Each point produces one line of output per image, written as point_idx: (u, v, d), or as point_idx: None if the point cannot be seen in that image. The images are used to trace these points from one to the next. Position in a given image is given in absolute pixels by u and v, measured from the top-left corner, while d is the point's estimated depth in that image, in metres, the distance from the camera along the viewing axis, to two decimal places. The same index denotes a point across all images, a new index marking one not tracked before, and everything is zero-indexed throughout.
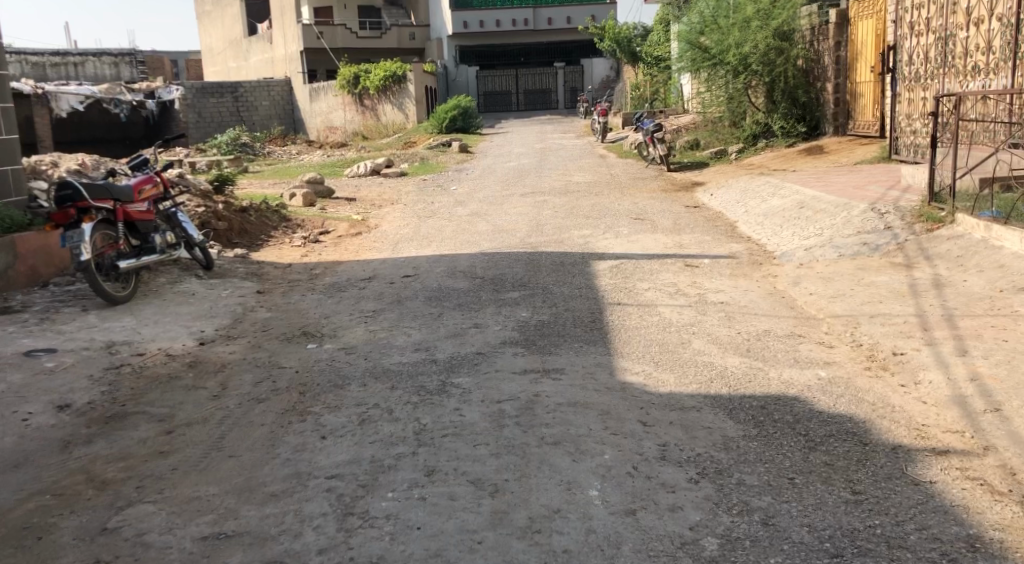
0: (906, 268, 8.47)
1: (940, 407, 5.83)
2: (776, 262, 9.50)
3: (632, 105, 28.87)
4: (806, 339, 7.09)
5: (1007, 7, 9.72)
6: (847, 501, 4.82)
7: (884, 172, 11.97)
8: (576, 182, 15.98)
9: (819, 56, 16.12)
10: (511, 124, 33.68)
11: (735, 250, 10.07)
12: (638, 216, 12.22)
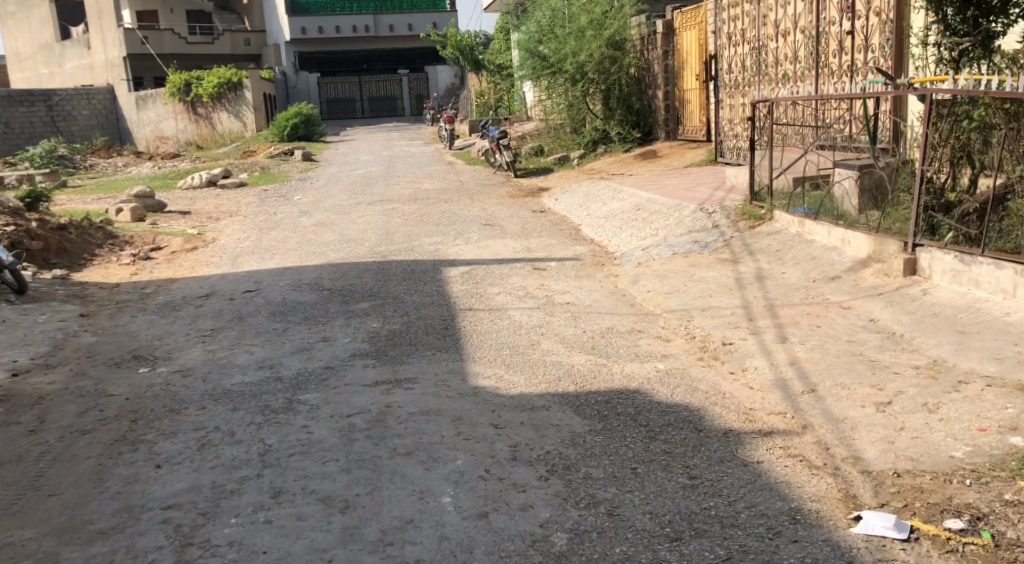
0: (732, 263, 9.08)
1: (764, 390, 6.23)
2: (618, 261, 10.01)
3: (478, 113, 29.29)
4: (646, 333, 7.47)
5: (808, 21, 10.55)
6: (684, 487, 5.09)
7: (712, 174, 12.73)
8: (425, 190, 16.19)
9: (649, 65, 16.87)
10: (358, 132, 33.54)
11: (580, 252, 10.51)
12: (488, 221, 12.60)
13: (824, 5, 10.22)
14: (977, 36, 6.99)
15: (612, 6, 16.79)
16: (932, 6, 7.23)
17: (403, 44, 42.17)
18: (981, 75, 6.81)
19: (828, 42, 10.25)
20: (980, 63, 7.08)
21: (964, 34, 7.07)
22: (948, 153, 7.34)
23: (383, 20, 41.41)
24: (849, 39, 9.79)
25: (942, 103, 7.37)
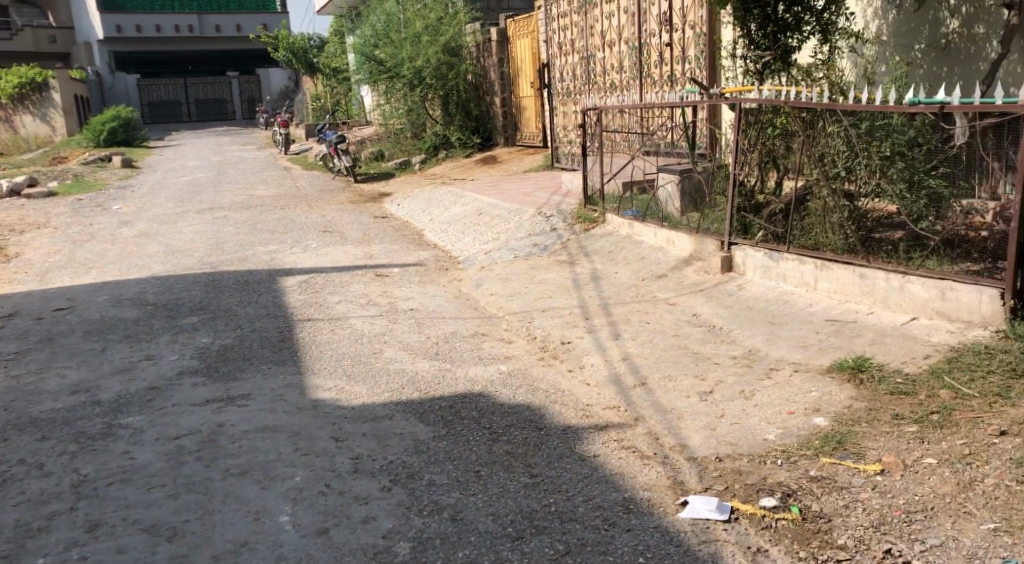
0: (570, 264, 9.27)
1: (599, 387, 6.28)
2: (460, 266, 10.16)
3: (314, 117, 28.90)
4: (490, 337, 7.44)
5: (631, 33, 11.10)
6: (525, 486, 5.06)
7: (549, 179, 13.10)
8: (260, 196, 15.95)
9: (486, 72, 17.23)
10: (189, 136, 32.50)
11: (423, 257, 10.66)
12: (327, 228, 12.59)
13: (644, 19, 10.79)
14: (777, 50, 7.61)
15: (447, 13, 17.22)
16: (736, 20, 7.73)
17: (232, 47, 41.34)
18: (782, 86, 7.47)
19: (649, 53, 10.80)
20: (780, 74, 7.73)
21: (766, 48, 7.65)
22: (756, 157, 7.56)
23: (209, 20, 40.11)
24: (668, 51, 10.39)
25: (748, 109, 7.59)
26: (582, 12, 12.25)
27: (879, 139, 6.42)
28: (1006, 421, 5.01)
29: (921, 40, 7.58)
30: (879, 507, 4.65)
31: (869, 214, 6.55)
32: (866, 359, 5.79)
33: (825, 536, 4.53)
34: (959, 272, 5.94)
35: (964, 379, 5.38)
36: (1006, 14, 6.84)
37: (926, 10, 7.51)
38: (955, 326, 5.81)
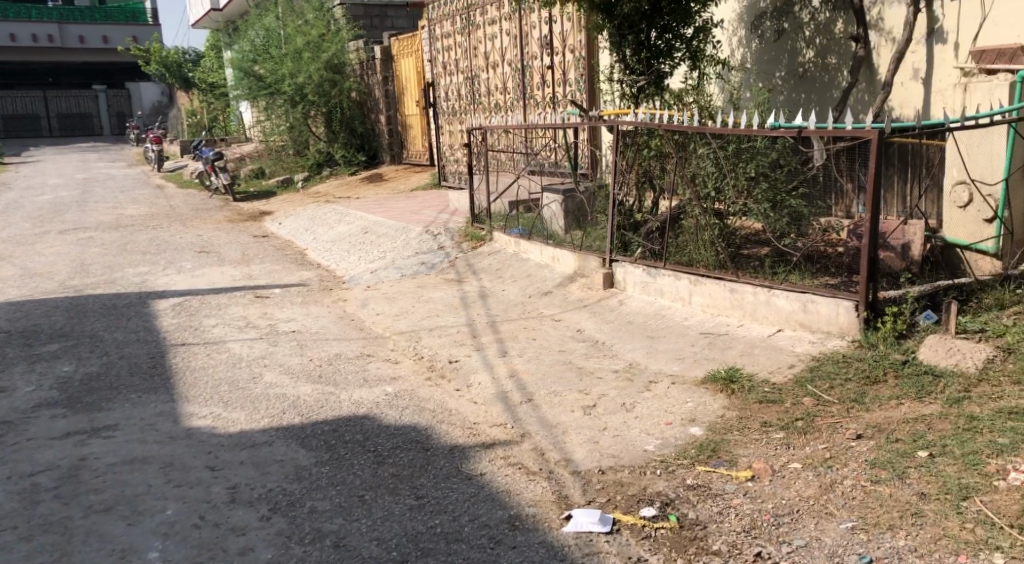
0: (457, 282, 9.28)
1: (487, 405, 6.18)
2: (344, 285, 10.05)
3: (189, 133, 28.23)
4: (375, 358, 7.29)
5: (513, 54, 11.33)
6: (411, 508, 4.97)
7: (435, 198, 13.16)
8: (129, 215, 15.56)
9: (370, 90, 17.25)
10: (56, 152, 31.33)
11: (305, 276, 10.58)
12: (202, 248, 12.38)
13: (526, 41, 11.03)
14: (651, 75, 7.87)
15: (328, 31, 17.14)
16: (612, 46, 7.97)
17: (100, 61, 40.28)
18: (657, 110, 7.74)
19: (532, 75, 11.08)
20: (654, 98, 8.01)
21: (640, 73, 7.88)
22: (633, 177, 7.72)
23: (72, 31, 38.22)
24: (549, 73, 10.67)
25: (624, 131, 7.72)
26: (465, 32, 12.44)
27: (744, 161, 6.72)
28: (863, 425, 5.22)
29: (781, 68, 8.05)
30: (750, 511, 4.74)
31: (737, 232, 6.80)
32: (737, 369, 5.99)
33: (702, 542, 4.57)
34: (819, 285, 6.31)
35: (824, 387, 5.61)
36: (854, 47, 7.32)
37: (785, 41, 7.96)
38: (815, 336, 6.11)
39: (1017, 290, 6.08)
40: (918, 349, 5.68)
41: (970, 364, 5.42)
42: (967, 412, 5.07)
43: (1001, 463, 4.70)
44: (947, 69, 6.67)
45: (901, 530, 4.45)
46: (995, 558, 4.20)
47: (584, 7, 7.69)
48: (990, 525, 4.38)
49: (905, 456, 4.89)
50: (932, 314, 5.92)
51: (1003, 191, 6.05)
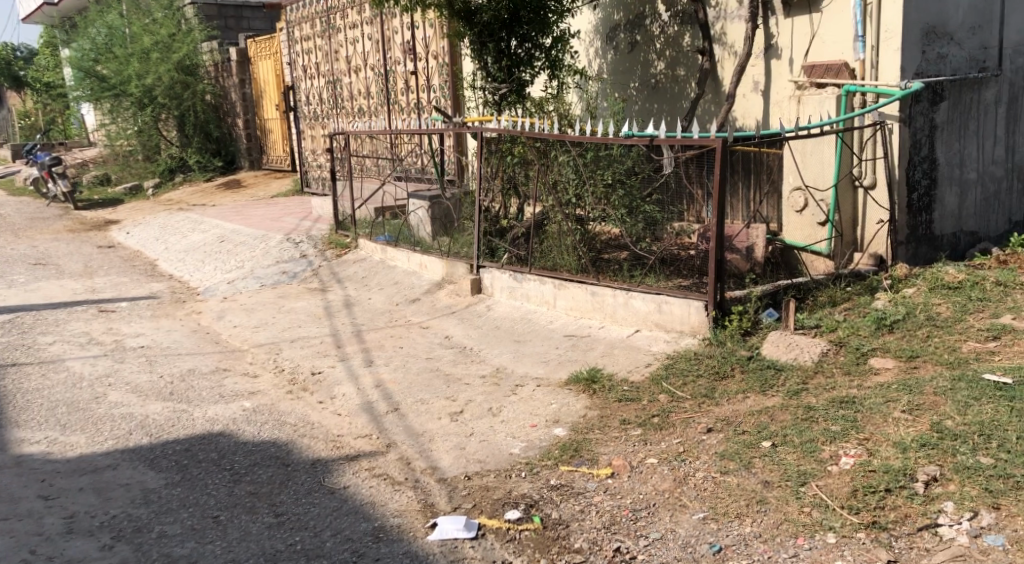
0: (320, 292, 9.13)
1: (351, 416, 6.07)
2: (198, 296, 9.73)
3: (22, 135, 27.01)
4: (231, 372, 7.10)
5: (375, 59, 11.41)
6: (269, 526, 4.79)
7: (298, 205, 13.03)
8: None
9: (225, 92, 16.96)
10: None
11: (155, 289, 10.21)
12: (39, 262, 11.82)
13: (389, 46, 11.11)
14: (512, 83, 8.08)
15: (179, 30, 16.66)
16: (474, 53, 8.15)
17: None
18: (518, 118, 8.01)
19: (395, 80, 11.17)
20: (516, 106, 8.23)
21: (502, 81, 8.10)
22: (498, 185, 7.80)
23: None
24: (413, 79, 10.78)
25: (487, 139, 7.81)
26: (326, 35, 12.40)
27: (602, 168, 6.96)
28: (713, 419, 5.39)
29: (635, 78, 8.38)
30: (610, 507, 4.78)
31: (598, 237, 7.02)
32: (597, 370, 6.11)
33: (565, 542, 4.56)
34: (672, 286, 6.57)
35: (678, 384, 5.80)
36: (700, 60, 7.70)
37: (638, 53, 8.31)
38: (669, 336, 6.35)
39: (848, 288, 6.48)
40: (761, 345, 5.98)
41: (807, 358, 5.72)
42: (804, 403, 5.31)
43: (834, 449, 4.88)
44: (783, 83, 7.10)
45: (748, 518, 4.54)
46: (830, 537, 4.32)
47: (445, 14, 7.92)
48: (824, 508, 4.49)
49: (750, 447, 5.04)
50: (773, 313, 6.24)
51: (832, 196, 6.58)
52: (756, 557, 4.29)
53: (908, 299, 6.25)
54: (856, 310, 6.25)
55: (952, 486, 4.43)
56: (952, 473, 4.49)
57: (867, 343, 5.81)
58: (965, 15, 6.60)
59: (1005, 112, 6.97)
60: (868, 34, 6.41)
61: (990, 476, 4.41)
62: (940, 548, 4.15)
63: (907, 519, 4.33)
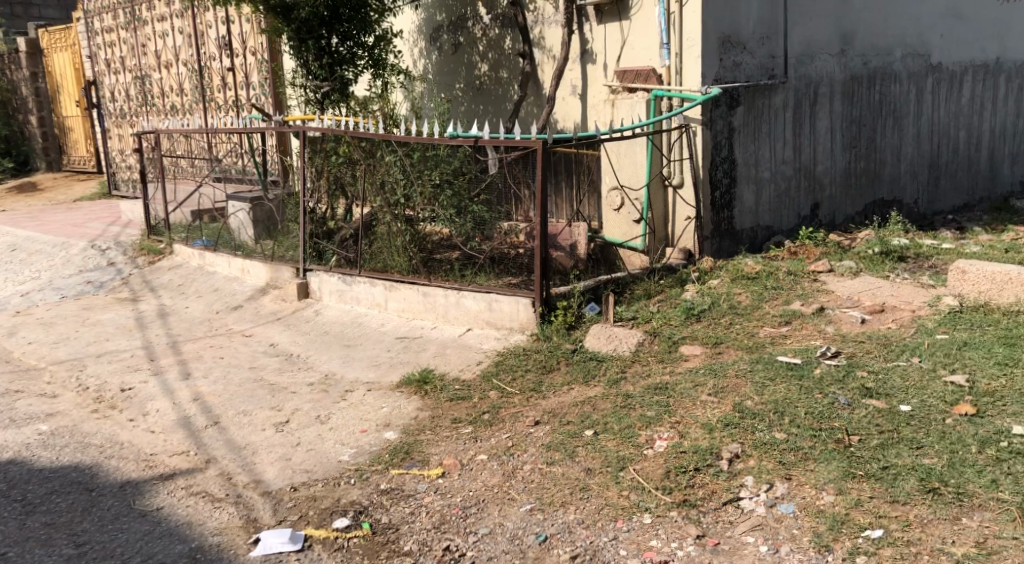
0: (131, 301, 8.49)
1: (166, 433, 5.74)
2: None
3: None
4: (25, 394, 6.42)
5: (188, 55, 11.21)
6: (68, 559, 4.53)
7: (103, 209, 12.45)
8: None
9: (15, 87, 15.99)
10: None
11: None
12: None
13: (202, 41, 10.91)
14: (335, 82, 8.14)
15: None
16: (293, 50, 8.09)
17: None
18: (342, 116, 7.97)
19: (211, 76, 10.99)
20: (340, 105, 8.27)
21: (324, 79, 8.13)
22: (324, 186, 7.69)
23: None
24: (230, 76, 10.63)
25: (311, 139, 7.70)
26: (131, 28, 12.08)
27: (428, 168, 7.00)
28: (540, 412, 5.54)
29: (460, 79, 8.63)
30: (439, 507, 4.81)
31: (428, 237, 7.01)
32: (429, 371, 6.08)
33: (395, 546, 4.58)
34: (502, 285, 6.64)
35: (507, 379, 5.92)
36: (522, 63, 7.97)
37: (461, 54, 8.54)
38: (499, 333, 6.49)
39: (661, 281, 6.84)
40: (585, 338, 6.23)
41: (625, 348, 6.03)
42: (623, 391, 5.59)
43: (649, 433, 5.16)
44: (598, 87, 7.43)
45: (572, 505, 4.72)
46: (645, 518, 4.56)
47: (261, 10, 7.78)
48: (641, 490, 4.73)
49: (574, 437, 5.23)
50: (595, 307, 6.53)
51: (646, 195, 7.02)
52: (578, 544, 4.47)
53: (713, 289, 6.68)
54: (669, 301, 6.62)
55: (752, 461, 4.77)
56: (751, 449, 4.83)
57: (678, 332, 6.17)
58: (756, 26, 7.08)
59: (792, 115, 7.50)
60: (673, 42, 6.83)
61: (784, 450, 4.77)
62: (741, 520, 4.46)
63: (712, 495, 4.63)
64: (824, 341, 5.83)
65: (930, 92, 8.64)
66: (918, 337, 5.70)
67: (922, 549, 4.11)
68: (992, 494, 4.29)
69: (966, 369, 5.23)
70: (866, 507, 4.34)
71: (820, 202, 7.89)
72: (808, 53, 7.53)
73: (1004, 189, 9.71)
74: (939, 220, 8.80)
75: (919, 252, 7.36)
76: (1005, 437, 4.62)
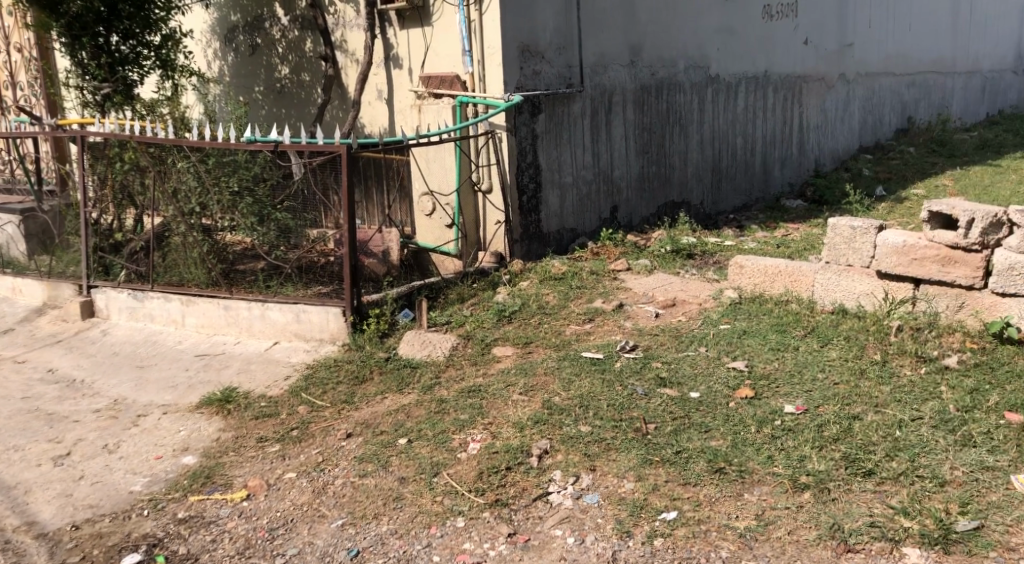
0: None
1: None
2: None
3: None
4: None
5: None
6: None
7: None
8: None
9: None
10: None
11: None
12: None
13: None
14: (116, 82, 7.78)
15: None
16: (65, 47, 7.67)
17: None
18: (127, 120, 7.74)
19: None
20: (123, 107, 7.95)
21: (104, 80, 7.75)
22: (109, 195, 7.09)
23: None
24: None
25: (90, 144, 7.03)
26: None
27: (225, 174, 6.61)
28: (352, 424, 5.44)
29: (259, 82, 8.54)
30: (244, 531, 4.67)
31: (229, 248, 6.75)
32: (232, 390, 5.84)
33: None
34: (311, 295, 6.49)
35: (317, 393, 5.78)
36: (323, 66, 7.90)
37: (259, 56, 8.45)
38: (309, 345, 6.38)
39: (474, 285, 6.92)
40: (398, 346, 6.20)
41: (439, 353, 6.04)
42: (437, 397, 5.58)
43: (462, 437, 5.16)
44: (404, 92, 7.51)
45: (384, 517, 4.67)
46: (458, 522, 4.57)
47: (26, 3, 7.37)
48: (454, 494, 4.73)
49: (387, 446, 5.17)
50: (408, 313, 6.54)
51: (456, 200, 7.12)
52: (391, 555, 4.43)
53: (523, 291, 6.82)
54: (482, 304, 6.68)
55: (560, 456, 4.87)
56: (559, 444, 4.94)
57: (490, 334, 6.24)
58: (553, 35, 7.28)
59: (589, 123, 7.75)
60: (474, 49, 6.95)
61: (588, 442, 4.90)
62: (550, 514, 4.53)
63: (523, 492, 4.68)
64: (624, 336, 6.05)
65: (710, 101, 9.09)
66: (704, 328, 6.02)
67: (710, 526, 4.31)
68: (768, 469, 4.57)
69: (745, 356, 5.58)
70: (662, 491, 4.52)
71: (617, 205, 8.19)
72: (601, 63, 7.81)
73: (777, 190, 10.29)
74: (723, 220, 9.30)
75: (705, 249, 7.74)
76: (779, 416, 4.95)
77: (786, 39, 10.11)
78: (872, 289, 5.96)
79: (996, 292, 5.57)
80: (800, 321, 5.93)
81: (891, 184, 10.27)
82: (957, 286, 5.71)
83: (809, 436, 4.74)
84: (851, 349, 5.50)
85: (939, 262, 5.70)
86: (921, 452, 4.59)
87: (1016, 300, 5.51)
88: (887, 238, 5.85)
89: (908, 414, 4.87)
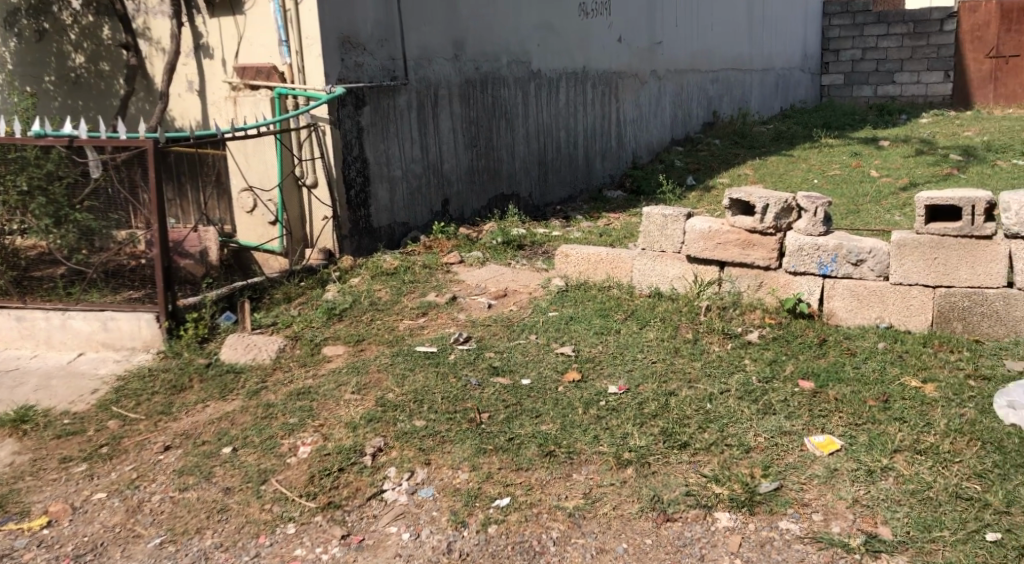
0: None
1: None
2: None
3: None
4: None
5: None
6: None
7: None
8: None
9: None
10: None
11: None
12: None
13: None
14: None
15: None
16: None
17: None
18: None
19: None
20: None
21: None
22: None
23: None
24: None
25: None
26: None
27: (12, 173, 6.02)
28: (170, 436, 5.07)
29: (49, 72, 7.89)
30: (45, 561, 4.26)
31: (22, 252, 6.20)
32: (29, 408, 5.35)
33: None
34: (120, 301, 6.07)
35: (130, 405, 5.37)
36: (126, 55, 7.44)
37: (47, 42, 7.83)
38: (119, 355, 5.95)
39: (301, 283, 6.64)
40: (219, 351, 5.85)
41: (265, 356, 5.73)
42: (264, 401, 5.27)
43: (292, 441, 4.89)
44: (217, 83, 7.17)
45: (207, 530, 4.35)
46: (289, 528, 4.31)
47: None
48: (284, 500, 4.46)
49: (210, 457, 4.83)
50: (230, 316, 6.20)
51: (279, 196, 6.84)
52: None
53: (354, 288, 6.57)
54: (310, 303, 6.40)
55: (394, 453, 4.67)
56: (394, 440, 4.74)
57: (320, 334, 5.96)
58: (373, 27, 7.08)
59: (416, 117, 7.58)
60: (292, 39, 6.67)
61: (423, 437, 4.73)
62: (385, 512, 4.34)
63: (357, 492, 4.46)
64: (458, 328, 5.92)
65: (534, 95, 9.09)
66: (533, 316, 5.96)
67: (542, 509, 4.23)
68: (594, 448, 4.52)
69: (572, 341, 5.54)
70: (495, 478, 4.40)
71: (448, 198, 8.06)
72: (424, 57, 7.65)
73: (599, 182, 10.41)
74: (550, 212, 9.31)
75: (534, 239, 7.69)
76: (603, 397, 4.92)
77: (601, 35, 10.25)
78: (683, 273, 6.05)
79: (789, 271, 5.74)
80: (620, 306, 5.95)
81: (700, 174, 10.57)
82: (756, 267, 5.84)
83: (630, 414, 4.73)
84: (666, 330, 5.56)
85: (739, 245, 5.81)
86: (729, 422, 4.65)
87: (806, 277, 5.69)
88: (694, 224, 5.93)
89: (716, 387, 4.94)
